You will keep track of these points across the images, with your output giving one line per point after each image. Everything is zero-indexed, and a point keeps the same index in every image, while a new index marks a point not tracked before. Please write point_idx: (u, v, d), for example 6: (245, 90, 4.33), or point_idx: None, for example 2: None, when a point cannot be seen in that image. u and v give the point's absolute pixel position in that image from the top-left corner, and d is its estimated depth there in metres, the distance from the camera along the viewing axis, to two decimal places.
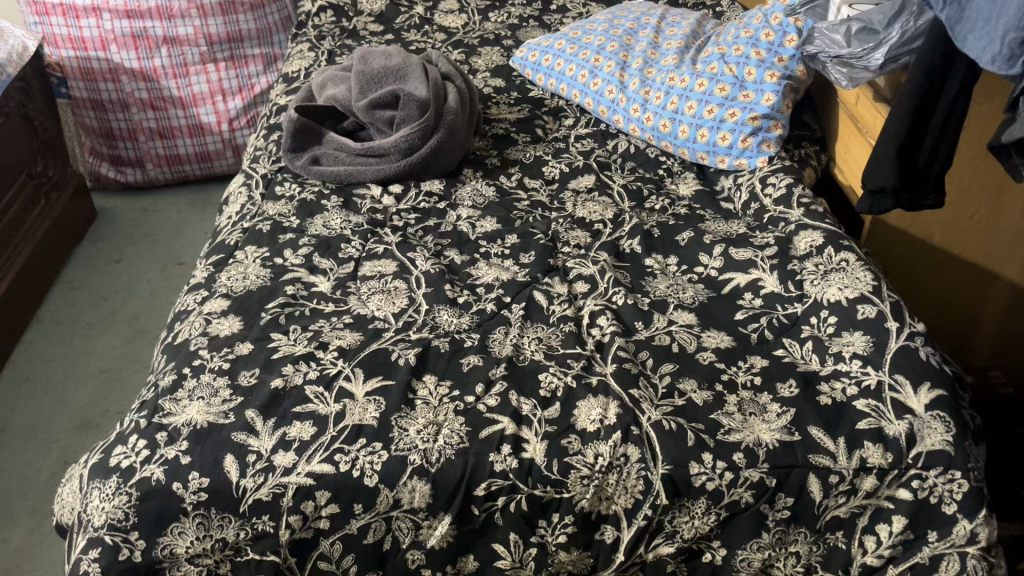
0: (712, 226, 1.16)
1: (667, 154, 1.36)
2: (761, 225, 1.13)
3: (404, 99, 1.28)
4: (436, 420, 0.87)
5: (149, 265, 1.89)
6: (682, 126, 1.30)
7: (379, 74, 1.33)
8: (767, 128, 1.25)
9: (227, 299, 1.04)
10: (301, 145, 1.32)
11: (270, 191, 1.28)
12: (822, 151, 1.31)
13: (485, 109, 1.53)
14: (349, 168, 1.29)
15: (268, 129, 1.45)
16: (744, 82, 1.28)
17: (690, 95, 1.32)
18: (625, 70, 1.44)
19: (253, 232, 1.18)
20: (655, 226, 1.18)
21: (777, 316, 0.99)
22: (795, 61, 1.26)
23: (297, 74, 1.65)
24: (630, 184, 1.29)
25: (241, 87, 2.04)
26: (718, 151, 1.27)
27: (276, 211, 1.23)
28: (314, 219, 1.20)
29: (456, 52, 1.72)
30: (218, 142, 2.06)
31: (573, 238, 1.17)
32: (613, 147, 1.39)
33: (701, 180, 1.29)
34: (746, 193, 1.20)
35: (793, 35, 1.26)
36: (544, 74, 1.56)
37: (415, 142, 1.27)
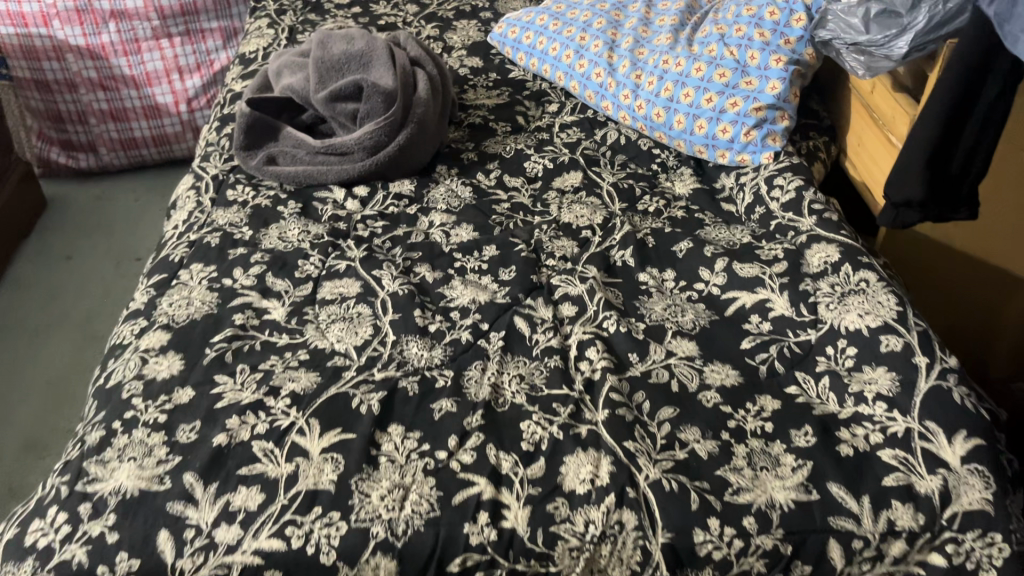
0: (713, 234, 1.04)
1: (660, 146, 1.23)
2: (768, 233, 1.01)
3: (368, 90, 1.14)
4: (402, 482, 0.76)
5: (103, 259, 1.75)
6: (678, 116, 1.18)
7: (340, 62, 1.19)
8: (772, 120, 1.12)
9: (167, 332, 0.92)
10: (256, 142, 1.19)
11: (221, 195, 1.15)
12: (832, 142, 1.19)
13: (460, 93, 1.40)
14: (308, 168, 1.16)
15: (221, 121, 1.31)
16: (746, 67, 1.14)
17: (687, 81, 1.19)
18: (614, 51, 1.31)
19: (201, 246, 1.06)
20: (649, 233, 1.06)
21: (788, 345, 0.88)
22: (804, 43, 1.13)
23: (254, 54, 1.50)
24: (620, 183, 1.17)
25: (199, 64, 1.89)
26: (717, 145, 1.15)
27: (227, 221, 1.10)
28: (269, 230, 1.08)
29: (429, 28, 1.58)
30: (176, 123, 1.92)
31: (558, 248, 1.05)
32: (601, 138, 1.27)
33: (699, 177, 1.17)
34: (750, 195, 1.08)
35: (801, 13, 1.13)
36: (525, 53, 1.42)
37: (381, 139, 1.14)
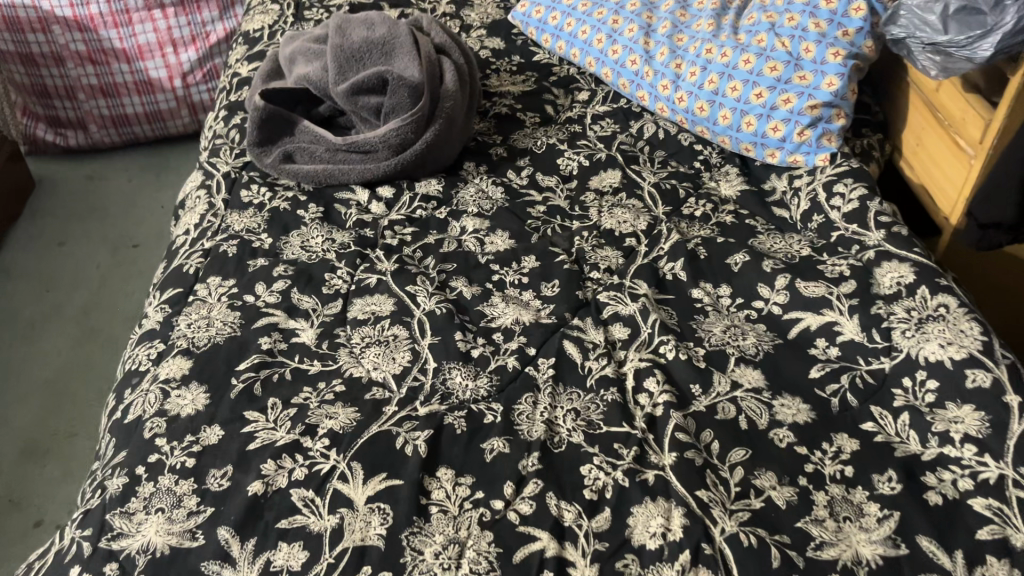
0: (768, 244, 0.98)
1: (702, 142, 1.16)
2: (829, 246, 0.94)
3: (393, 84, 1.06)
4: (457, 537, 0.69)
5: (98, 247, 1.66)
6: (724, 112, 1.10)
7: (361, 50, 1.10)
8: (828, 118, 1.04)
9: (188, 359, 0.84)
10: (270, 137, 1.10)
11: (235, 196, 1.07)
12: (886, 140, 1.12)
13: (483, 78, 1.31)
14: (329, 167, 1.08)
15: (230, 111, 1.22)
16: (799, 60, 1.06)
17: (733, 74, 1.11)
18: (650, 36, 1.22)
19: (217, 256, 0.98)
20: (699, 242, 0.99)
21: (860, 375, 0.82)
22: (863, 35, 1.05)
23: (259, 33, 1.41)
24: (661, 183, 1.10)
25: (194, 36, 1.77)
26: (766, 144, 1.08)
27: (244, 226, 1.02)
28: (290, 237, 1.00)
29: (445, 3, 1.48)
30: (170, 99, 1.81)
31: (602, 259, 0.98)
32: (637, 131, 1.19)
33: (746, 178, 1.10)
34: (806, 201, 1.02)
35: (861, 2, 1.05)
36: (552, 35, 1.33)
37: (408, 136, 1.06)
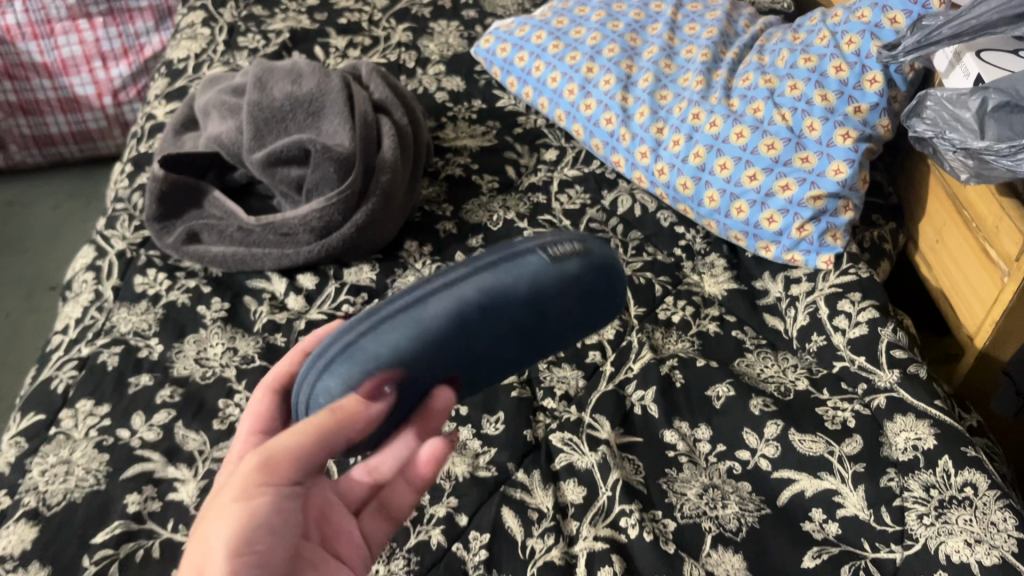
0: (757, 371, 0.82)
1: (684, 223, 0.99)
2: (830, 382, 0.78)
3: (316, 155, 0.88)
4: None
5: (11, 288, 1.48)
6: (711, 193, 0.93)
7: (282, 110, 0.92)
8: (833, 211, 0.88)
9: (33, 525, 0.68)
10: (173, 211, 0.93)
11: (127, 283, 0.90)
12: (900, 231, 0.95)
13: (436, 128, 1.14)
14: (240, 251, 0.91)
15: (136, 167, 1.05)
16: (801, 137, 0.89)
17: (723, 147, 0.94)
18: (629, 90, 1.05)
19: (93, 371, 0.81)
20: (676, 363, 0.83)
21: (865, 566, 0.65)
22: (878, 113, 0.88)
23: (184, 63, 1.22)
24: (634, 276, 0.93)
25: (126, 49, 1.59)
26: (759, 235, 0.91)
27: (131, 327, 0.85)
28: (185, 346, 0.83)
29: (401, 30, 1.30)
30: (100, 118, 1.62)
31: (559, 381, 0.82)
32: (609, 205, 1.02)
33: (734, 272, 0.93)
34: (805, 314, 0.85)
35: (876, 72, 0.88)
36: (518, 78, 1.16)
37: (334, 218, 0.89)
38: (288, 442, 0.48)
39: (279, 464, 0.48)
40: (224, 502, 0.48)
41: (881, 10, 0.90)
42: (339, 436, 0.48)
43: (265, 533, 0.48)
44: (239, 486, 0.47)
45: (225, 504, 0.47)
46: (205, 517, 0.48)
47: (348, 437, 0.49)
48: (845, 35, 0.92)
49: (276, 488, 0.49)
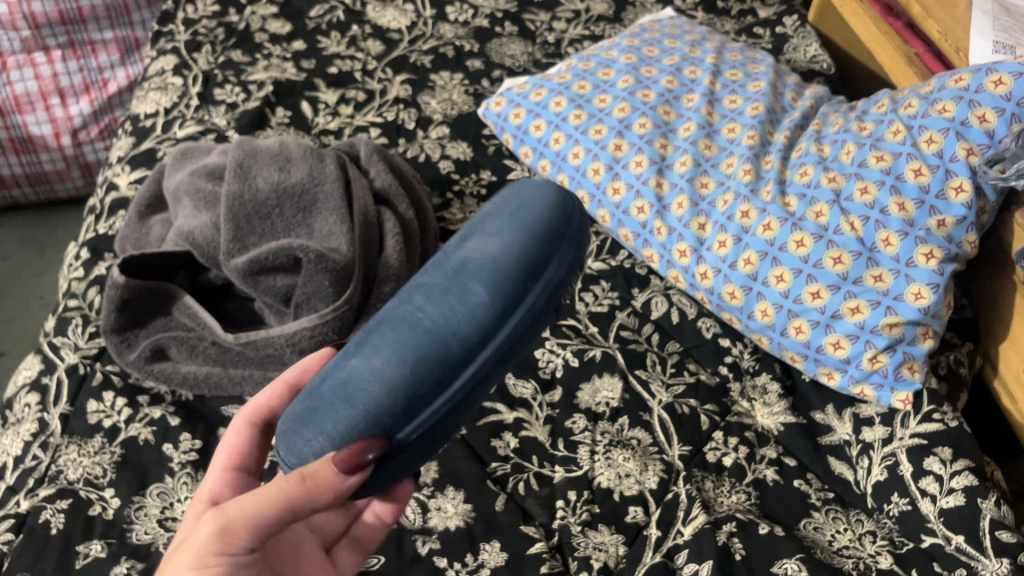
0: (830, 540, 0.69)
1: (729, 333, 0.87)
2: (920, 561, 0.67)
3: (307, 264, 0.74)
4: None
5: None
6: (764, 307, 0.81)
7: (267, 206, 0.78)
8: (912, 339, 0.76)
9: None
10: (136, 319, 0.79)
11: (79, 409, 0.76)
12: (977, 351, 0.83)
13: (441, 206, 1.01)
14: (215, 371, 0.77)
15: (92, 254, 0.90)
16: (874, 251, 0.77)
17: (779, 255, 0.81)
18: (664, 174, 0.91)
19: (32, 536, 0.66)
20: (734, 528, 0.70)
21: None
22: (965, 227, 0.76)
23: (152, 120, 1.08)
24: (676, 403, 0.80)
25: (87, 84, 1.43)
26: (821, 359, 0.79)
27: (81, 474, 0.71)
28: (148, 502, 0.69)
29: (398, 83, 1.16)
30: (57, 160, 1.46)
31: (596, 550, 0.69)
32: (641, 307, 0.90)
33: (790, 400, 0.81)
34: (881, 467, 0.73)
35: (964, 179, 0.76)
36: (533, 149, 1.02)
37: (328, 336, 0.75)
38: (245, 508, 0.49)
39: (237, 532, 0.49)
40: (175, 563, 0.49)
41: (967, 106, 0.78)
42: (303, 504, 0.49)
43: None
44: (196, 552, 0.48)
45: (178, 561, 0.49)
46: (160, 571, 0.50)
47: (313, 506, 0.49)
48: (923, 131, 0.80)
49: (233, 555, 0.49)
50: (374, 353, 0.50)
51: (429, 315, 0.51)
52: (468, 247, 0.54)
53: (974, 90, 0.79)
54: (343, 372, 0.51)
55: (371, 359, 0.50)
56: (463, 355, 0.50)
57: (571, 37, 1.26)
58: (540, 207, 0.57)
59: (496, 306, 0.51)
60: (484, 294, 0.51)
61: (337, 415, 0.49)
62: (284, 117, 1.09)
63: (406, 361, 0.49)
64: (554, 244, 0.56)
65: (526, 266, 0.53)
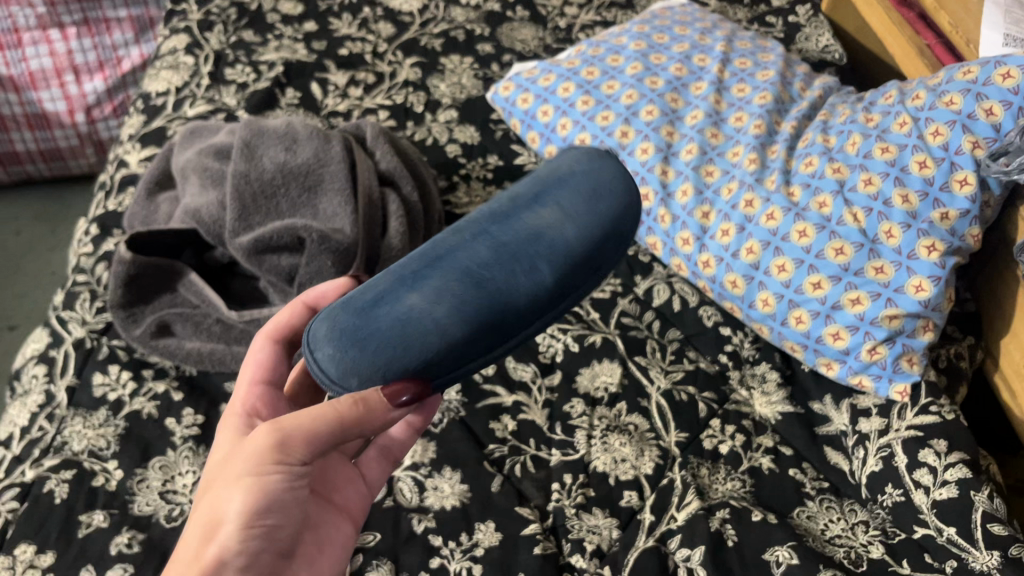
0: (822, 528, 0.70)
1: (730, 322, 0.87)
2: (911, 552, 0.67)
3: (310, 245, 0.75)
4: None
5: None
6: (766, 296, 0.81)
7: (273, 185, 0.79)
8: (911, 331, 0.76)
9: None
10: (142, 295, 0.80)
11: (84, 382, 0.77)
12: (978, 345, 0.83)
13: (447, 189, 1.01)
14: (219, 348, 0.78)
15: (101, 229, 0.91)
16: (876, 243, 0.77)
17: (782, 245, 0.81)
18: (670, 162, 0.91)
19: (36, 505, 0.68)
20: (727, 515, 0.70)
21: None
22: (968, 220, 0.76)
23: (163, 99, 1.09)
24: (674, 390, 0.80)
25: (101, 62, 1.44)
26: (821, 350, 0.79)
27: (85, 445, 0.72)
28: (150, 474, 0.70)
29: (408, 66, 1.16)
30: (70, 137, 1.47)
31: (589, 533, 0.70)
32: (643, 294, 0.90)
33: (789, 390, 0.81)
34: (876, 458, 0.73)
35: (968, 173, 0.75)
36: (540, 134, 1.02)
37: None
38: (302, 423, 0.49)
39: (293, 445, 0.49)
40: (235, 472, 0.50)
41: (975, 98, 0.78)
42: (354, 427, 0.48)
43: (276, 508, 0.51)
44: (254, 460, 0.49)
45: (237, 468, 0.50)
46: (220, 477, 0.51)
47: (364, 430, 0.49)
48: (930, 123, 0.80)
49: (288, 463, 0.50)
50: (436, 300, 0.49)
51: (495, 277, 0.50)
52: (541, 215, 0.54)
53: (982, 83, 0.78)
54: (402, 308, 0.49)
55: (432, 305, 0.49)
56: (513, 328, 0.51)
57: (582, 22, 1.25)
58: (617, 193, 0.57)
59: (557, 292, 0.52)
60: (550, 276, 0.51)
61: (391, 354, 0.48)
62: (294, 97, 1.09)
63: (469, 320, 0.49)
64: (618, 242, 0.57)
65: (589, 258, 0.54)
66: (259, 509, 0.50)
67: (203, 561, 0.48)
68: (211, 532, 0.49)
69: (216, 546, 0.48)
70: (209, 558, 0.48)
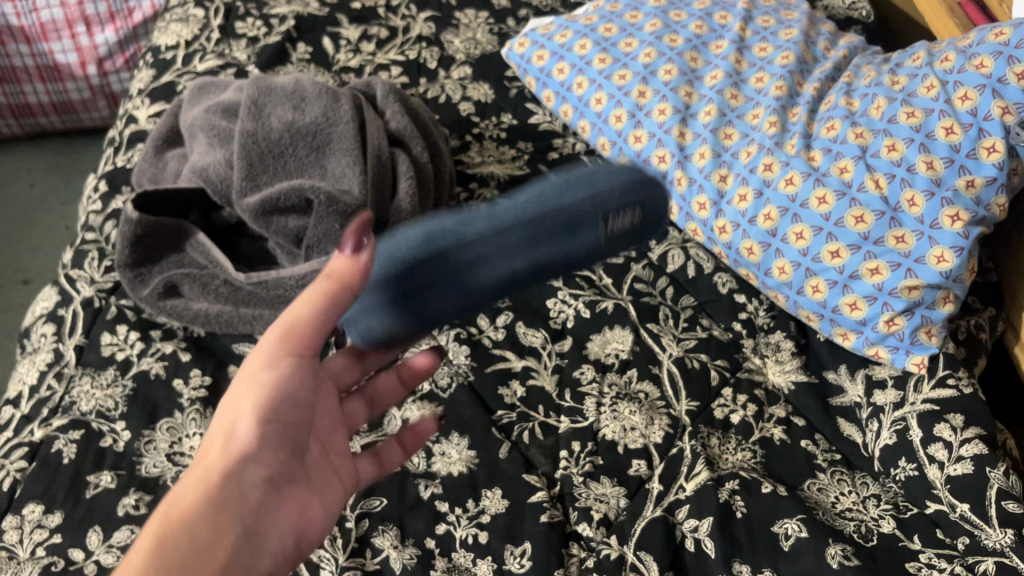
0: (832, 501, 0.69)
1: (746, 289, 0.86)
2: (922, 528, 0.66)
3: (318, 207, 0.74)
4: None
5: None
6: (782, 263, 0.80)
7: (281, 145, 0.78)
8: (930, 302, 0.74)
9: None
10: (149, 255, 0.79)
11: (93, 342, 0.77)
12: (1000, 317, 0.81)
13: (459, 149, 0.99)
14: (227, 309, 0.78)
15: (110, 186, 0.90)
16: (897, 211, 0.75)
17: (800, 211, 0.79)
18: (688, 123, 0.89)
19: (44, 464, 0.68)
20: (736, 486, 0.70)
21: None
22: (994, 189, 0.73)
23: (172, 53, 1.07)
24: (686, 357, 0.79)
25: (112, 13, 1.40)
26: (837, 319, 0.78)
27: (93, 406, 0.72)
28: (157, 436, 0.71)
29: (422, 20, 1.13)
30: (82, 89, 1.46)
31: (597, 501, 0.69)
32: (657, 259, 0.88)
33: (803, 359, 0.80)
34: (890, 431, 0.72)
35: (997, 139, 0.73)
36: (556, 93, 1.00)
37: None
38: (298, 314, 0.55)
39: (297, 334, 0.56)
40: (250, 376, 0.55)
41: (1006, 62, 0.75)
42: (339, 297, 0.53)
43: (287, 407, 0.55)
44: (265, 356, 0.56)
45: (251, 373, 0.55)
46: (233, 395, 0.56)
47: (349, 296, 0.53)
48: (958, 87, 0.77)
49: (299, 358, 0.57)
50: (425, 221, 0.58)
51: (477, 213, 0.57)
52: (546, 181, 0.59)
53: (1014, 46, 0.75)
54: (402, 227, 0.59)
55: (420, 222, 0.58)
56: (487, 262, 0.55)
57: None
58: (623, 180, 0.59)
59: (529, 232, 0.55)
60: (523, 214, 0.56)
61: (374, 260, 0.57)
62: (305, 52, 1.07)
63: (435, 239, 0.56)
64: (614, 215, 0.58)
65: (584, 225, 0.56)
66: (275, 400, 0.55)
67: (228, 453, 0.51)
68: (232, 431, 0.53)
69: (240, 437, 0.52)
70: (235, 449, 0.52)
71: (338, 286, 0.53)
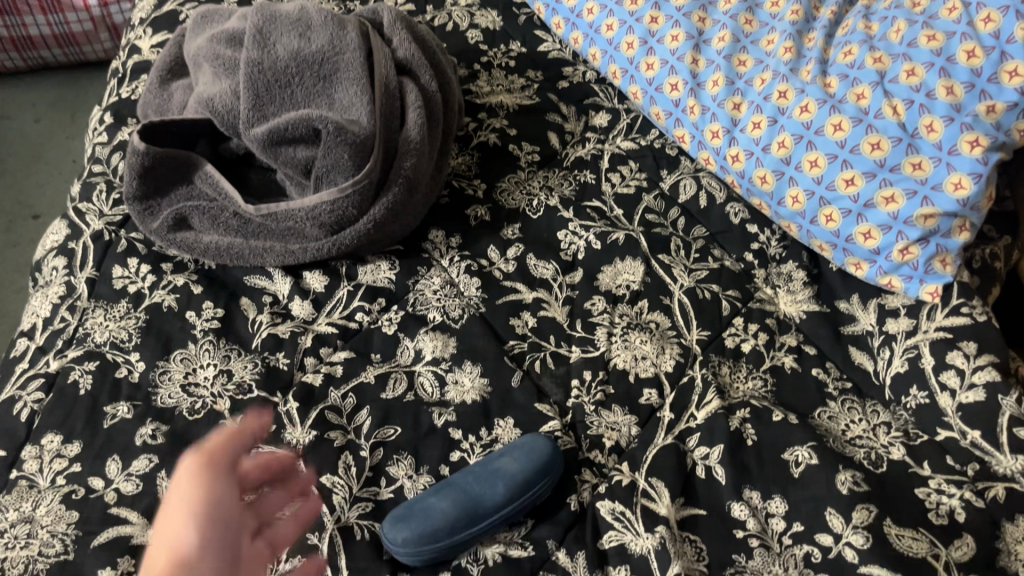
0: (842, 428, 0.69)
1: (758, 219, 0.85)
2: (932, 454, 0.67)
3: (327, 138, 0.73)
4: None
5: None
6: (795, 192, 0.79)
7: (287, 73, 0.76)
8: (946, 231, 0.73)
9: None
10: (158, 188, 0.78)
11: (104, 275, 0.77)
12: (1016, 245, 0.80)
13: (468, 77, 0.98)
14: (237, 242, 0.78)
15: (116, 118, 0.89)
16: (915, 138, 0.74)
17: (814, 139, 0.77)
18: (701, 50, 0.87)
19: (61, 395, 0.69)
20: (747, 414, 0.70)
21: None
22: (1016, 113, 0.71)
23: None
24: (698, 288, 0.79)
25: None
26: (850, 249, 0.77)
27: (107, 337, 0.72)
28: (171, 368, 0.71)
29: None
30: (85, 21, 1.43)
31: (608, 429, 0.70)
32: (669, 189, 0.87)
33: (815, 289, 0.80)
34: (902, 359, 0.72)
35: (1019, 62, 0.70)
36: (566, 20, 0.97)
37: (347, 212, 0.75)
38: (189, 464, 0.59)
39: (218, 462, 0.60)
40: (175, 506, 0.56)
41: None
42: (226, 450, 0.61)
43: (220, 524, 0.55)
44: (189, 471, 0.58)
45: (178, 495, 0.57)
46: (161, 525, 0.56)
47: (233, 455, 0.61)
48: (982, 7, 0.73)
49: (214, 473, 0.59)
50: None
51: None
52: None
53: None
54: None
55: None
56: None
57: None
58: None
59: None
60: None
61: None
62: None
63: None
64: None
65: None
66: (207, 510, 0.55)
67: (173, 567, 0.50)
68: (172, 546, 0.52)
69: (182, 547, 0.52)
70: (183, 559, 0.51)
71: (210, 457, 0.60)
